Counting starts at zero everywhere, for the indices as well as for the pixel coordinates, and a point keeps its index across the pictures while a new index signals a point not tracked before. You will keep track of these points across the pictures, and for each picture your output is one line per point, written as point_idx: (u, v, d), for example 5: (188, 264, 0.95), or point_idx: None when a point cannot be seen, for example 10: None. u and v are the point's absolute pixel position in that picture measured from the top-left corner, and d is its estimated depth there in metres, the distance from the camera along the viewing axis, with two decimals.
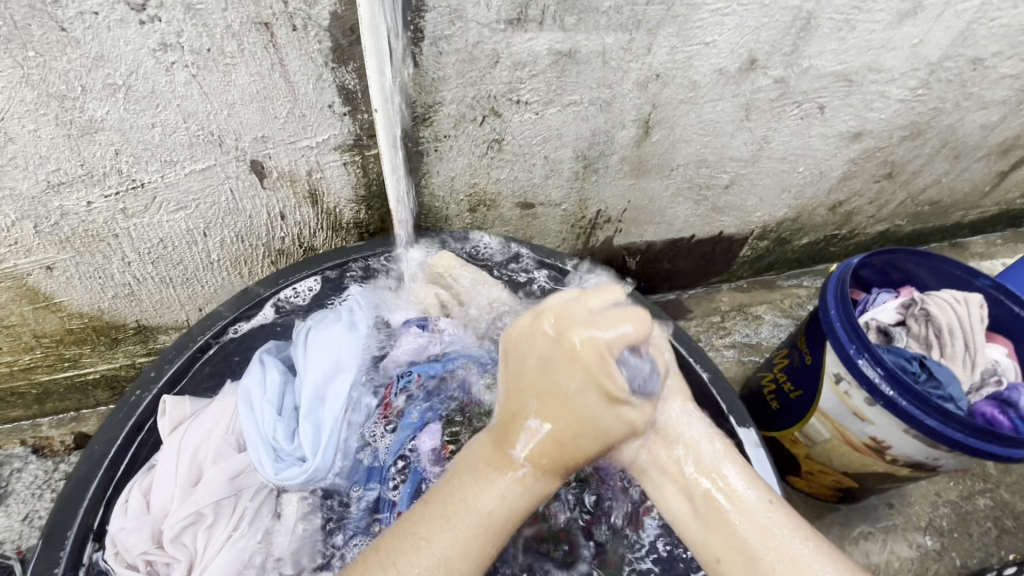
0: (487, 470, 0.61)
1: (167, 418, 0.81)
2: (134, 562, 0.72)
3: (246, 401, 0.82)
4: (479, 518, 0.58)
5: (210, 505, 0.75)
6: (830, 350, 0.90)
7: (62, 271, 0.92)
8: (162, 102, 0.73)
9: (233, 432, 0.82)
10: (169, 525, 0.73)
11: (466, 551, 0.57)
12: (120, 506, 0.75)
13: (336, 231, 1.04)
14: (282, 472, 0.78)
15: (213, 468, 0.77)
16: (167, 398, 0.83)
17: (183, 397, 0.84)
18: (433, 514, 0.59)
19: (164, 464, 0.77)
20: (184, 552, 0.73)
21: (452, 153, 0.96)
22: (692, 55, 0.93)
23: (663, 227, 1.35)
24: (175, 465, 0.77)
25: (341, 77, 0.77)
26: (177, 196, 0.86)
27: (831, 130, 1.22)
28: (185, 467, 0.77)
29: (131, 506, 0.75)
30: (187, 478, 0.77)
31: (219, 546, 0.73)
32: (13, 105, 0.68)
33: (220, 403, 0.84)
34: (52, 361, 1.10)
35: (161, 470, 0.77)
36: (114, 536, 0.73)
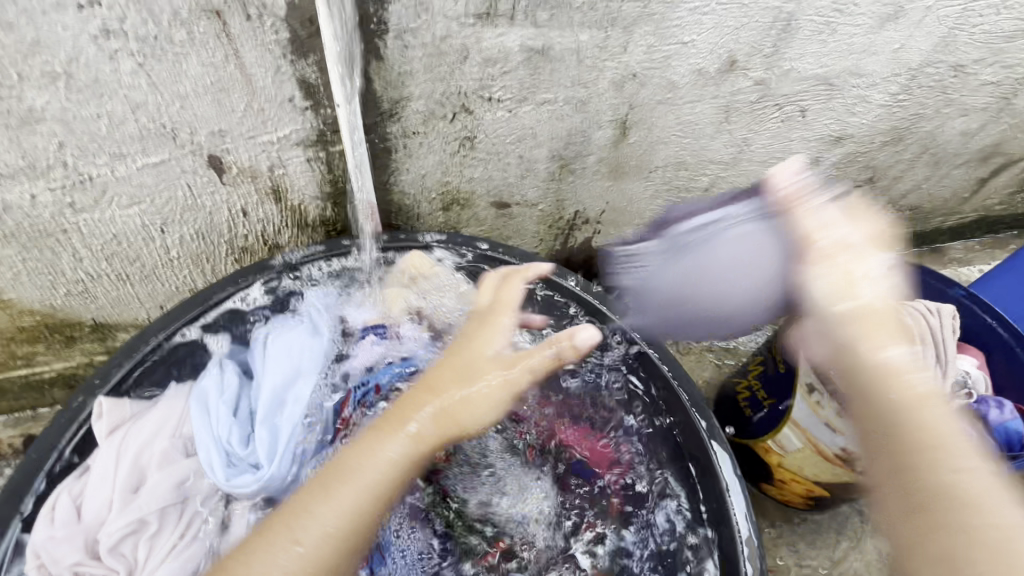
0: (378, 447, 0.68)
1: (104, 421, 0.78)
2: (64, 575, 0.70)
3: (200, 404, 0.83)
4: (368, 485, 0.65)
5: (154, 513, 0.74)
6: (805, 360, 0.89)
7: (8, 266, 0.88)
8: (107, 92, 0.69)
9: (181, 435, 0.81)
10: (107, 534, 0.72)
11: (354, 515, 0.63)
12: (47, 514, 0.72)
13: (302, 229, 1.00)
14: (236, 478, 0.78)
15: (158, 473, 0.77)
16: (103, 401, 0.78)
17: (122, 398, 0.80)
18: (324, 486, 0.65)
19: (104, 468, 0.75)
20: (122, 563, 0.71)
21: (422, 150, 0.93)
22: (671, 54, 0.91)
23: (642, 229, 1.34)
24: (114, 470, 0.76)
25: (301, 70, 0.74)
26: (129, 191, 0.82)
27: (811, 134, 1.21)
28: (127, 471, 0.76)
29: (60, 515, 0.72)
30: (130, 483, 0.76)
31: (162, 555, 0.72)
32: None
33: (166, 405, 0.83)
34: (4, 359, 1.06)
35: (98, 476, 0.75)
36: (41, 547, 0.70)
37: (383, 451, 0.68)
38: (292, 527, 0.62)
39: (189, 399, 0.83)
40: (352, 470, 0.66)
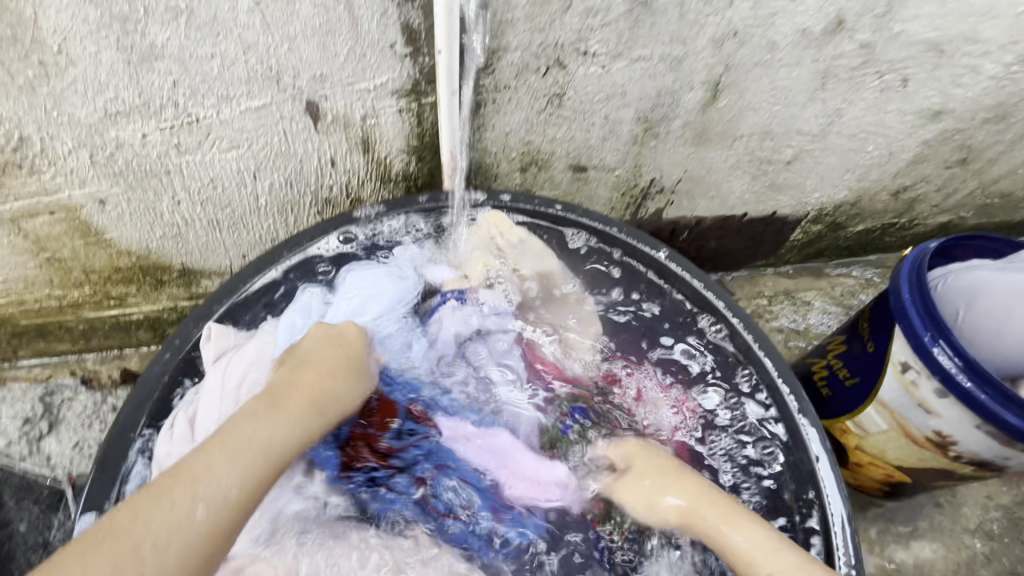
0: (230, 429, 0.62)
1: (210, 350, 0.83)
2: None
3: (289, 327, 0.86)
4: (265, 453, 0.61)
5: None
6: (899, 337, 0.85)
7: (114, 205, 0.92)
8: (223, 30, 0.71)
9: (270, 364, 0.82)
10: None
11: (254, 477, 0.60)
12: (166, 433, 0.78)
13: (384, 183, 1.01)
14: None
15: (258, 392, 0.80)
16: (212, 324, 0.85)
17: (227, 327, 0.86)
18: (225, 452, 0.59)
19: (208, 392, 0.80)
20: None
21: (511, 106, 0.92)
22: (776, 11, 0.87)
23: (716, 202, 1.30)
24: (220, 389, 0.80)
25: (406, 15, 0.73)
26: (230, 134, 0.84)
27: (910, 106, 1.14)
28: (229, 393, 0.79)
29: (177, 432, 0.77)
30: (227, 406, 0.78)
31: None
32: (75, 26, 0.66)
33: (262, 338, 0.86)
34: (99, 298, 1.11)
35: (207, 393, 0.80)
36: (161, 460, 0.75)
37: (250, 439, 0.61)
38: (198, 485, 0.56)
39: (279, 326, 0.86)
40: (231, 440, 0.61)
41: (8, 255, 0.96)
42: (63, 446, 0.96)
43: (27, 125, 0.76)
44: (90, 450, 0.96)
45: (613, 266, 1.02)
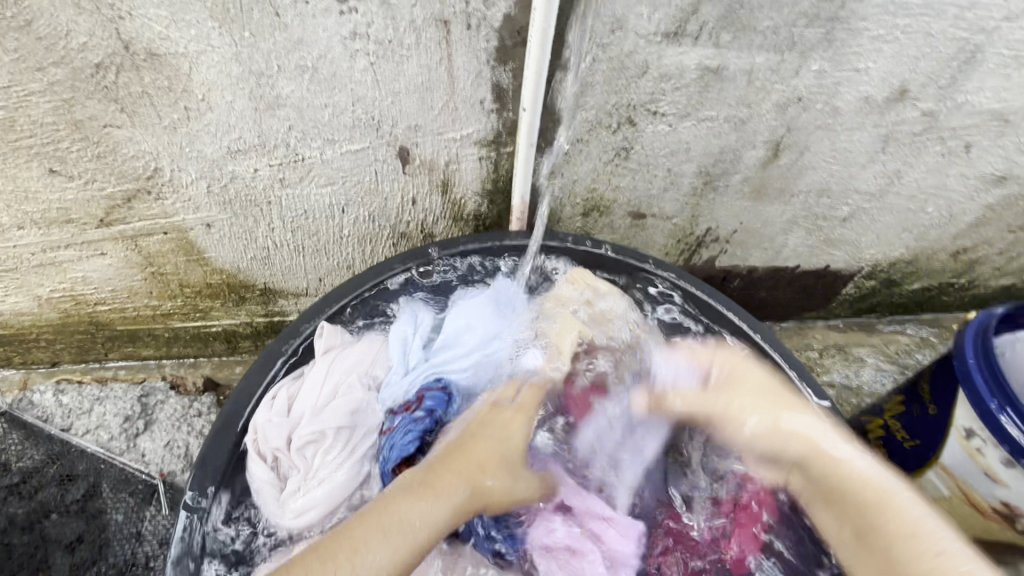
0: (448, 476, 0.67)
1: (321, 341, 0.90)
2: (266, 455, 0.83)
3: (403, 337, 0.98)
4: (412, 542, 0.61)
5: (333, 428, 0.87)
6: (963, 402, 0.84)
7: (218, 229, 1.02)
8: (339, 85, 0.81)
9: (366, 372, 0.94)
10: (300, 435, 0.85)
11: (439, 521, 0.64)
12: (267, 402, 0.85)
13: (456, 221, 1.09)
14: (389, 393, 0.92)
15: (346, 399, 0.90)
16: (324, 324, 0.91)
17: (334, 328, 0.93)
18: (466, 459, 0.70)
19: (315, 380, 0.89)
20: (304, 463, 0.85)
21: (580, 157, 0.99)
22: (842, 81, 0.91)
23: (769, 253, 1.32)
24: (324, 383, 0.89)
25: (498, 76, 0.82)
26: (328, 172, 0.94)
27: (972, 171, 1.15)
28: (329, 390, 0.90)
29: (278, 404, 0.85)
30: (324, 397, 0.89)
31: (333, 468, 0.84)
32: (220, 79, 0.77)
33: (367, 343, 0.96)
34: (188, 309, 1.22)
35: (312, 383, 0.89)
36: (259, 428, 0.82)
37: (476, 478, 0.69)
38: (353, 545, 0.59)
39: (390, 336, 0.98)
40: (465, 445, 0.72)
41: (121, 268, 1.07)
42: (156, 444, 0.99)
43: (163, 158, 0.87)
44: (182, 450, 0.99)
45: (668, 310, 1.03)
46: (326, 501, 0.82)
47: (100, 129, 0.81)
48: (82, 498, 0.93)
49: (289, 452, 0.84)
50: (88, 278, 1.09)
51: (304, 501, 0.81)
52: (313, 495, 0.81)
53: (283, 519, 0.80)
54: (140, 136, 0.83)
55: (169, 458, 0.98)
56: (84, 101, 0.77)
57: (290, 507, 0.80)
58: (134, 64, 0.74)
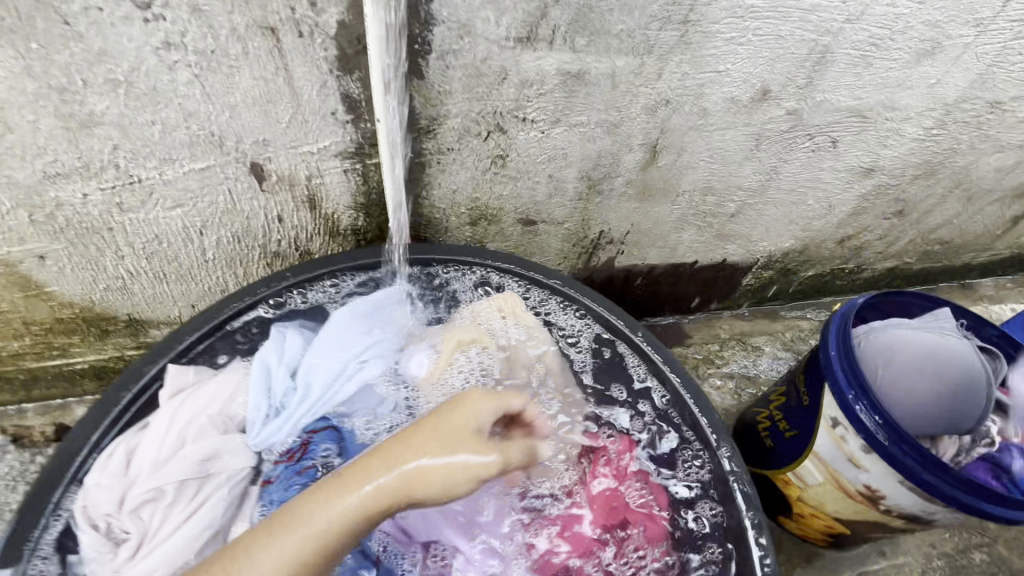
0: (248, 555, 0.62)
1: (168, 384, 0.83)
2: (97, 522, 0.74)
3: (264, 368, 0.89)
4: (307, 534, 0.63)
5: (173, 484, 0.77)
6: (828, 393, 0.87)
7: (55, 261, 0.91)
8: (163, 100, 0.73)
9: (220, 412, 0.85)
10: (133, 495, 0.75)
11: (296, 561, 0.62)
12: (103, 461, 0.77)
13: (333, 237, 1.02)
14: (263, 436, 0.85)
15: (190, 446, 0.80)
16: (171, 367, 0.84)
17: (186, 366, 0.85)
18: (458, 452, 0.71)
19: (156, 428, 0.80)
20: (139, 526, 0.75)
21: (455, 167, 0.95)
22: (705, 82, 0.92)
23: (666, 251, 1.34)
24: (165, 433, 0.79)
25: (346, 85, 0.76)
26: (174, 193, 0.85)
27: (842, 164, 1.20)
28: (171, 440, 0.79)
29: (112, 463, 0.76)
30: (168, 448, 0.79)
31: (173, 527, 0.75)
32: (13, 96, 0.67)
33: (224, 378, 0.87)
34: (41, 348, 1.09)
35: (152, 433, 0.79)
36: (89, 491, 0.74)
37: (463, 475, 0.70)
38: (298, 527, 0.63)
39: (253, 364, 0.89)
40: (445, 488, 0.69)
41: None
42: None
43: None
44: (10, 515, 1.02)
45: (578, 318, 1.00)
46: (166, 563, 0.73)
47: None
48: None
49: (123, 515, 0.75)
50: None
51: (136, 570, 0.71)
52: (148, 561, 0.72)
53: None
54: None
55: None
56: None
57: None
58: None
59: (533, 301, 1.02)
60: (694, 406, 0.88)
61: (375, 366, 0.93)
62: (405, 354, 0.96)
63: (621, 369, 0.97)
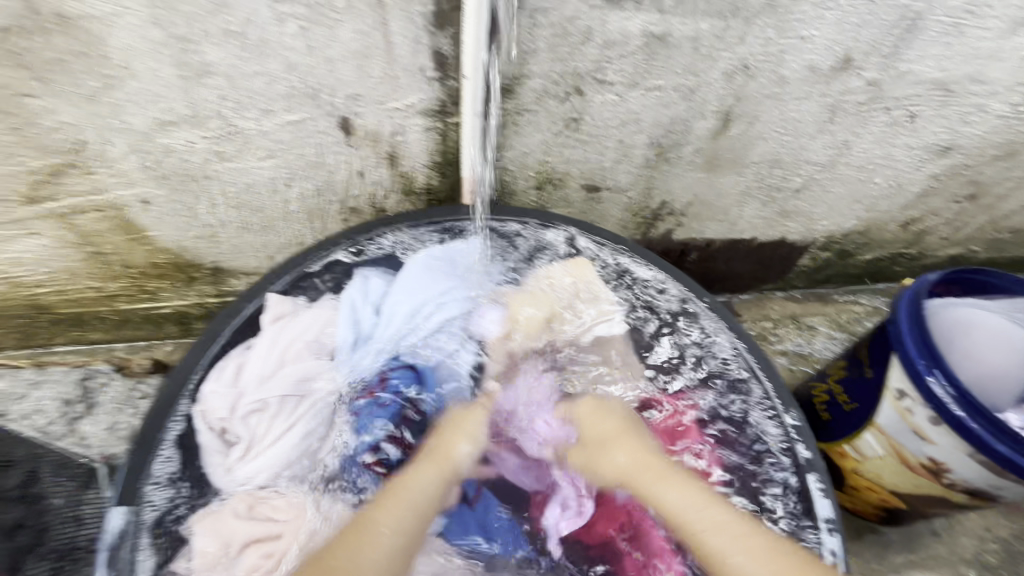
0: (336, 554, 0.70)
1: (269, 310, 0.91)
2: (213, 424, 0.85)
3: (350, 305, 0.98)
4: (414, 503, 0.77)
5: (275, 398, 0.90)
6: (896, 364, 0.87)
7: (156, 206, 0.98)
8: (270, 52, 0.77)
9: (313, 340, 0.95)
10: (242, 403, 0.88)
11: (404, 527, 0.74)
12: (216, 373, 0.87)
13: (406, 195, 1.07)
14: (347, 365, 0.96)
15: (291, 367, 0.93)
16: (272, 295, 0.92)
17: (285, 296, 0.94)
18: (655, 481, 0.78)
19: (261, 348, 0.90)
20: (246, 430, 0.88)
21: (530, 128, 0.97)
22: (787, 48, 0.91)
23: (725, 225, 1.34)
24: (268, 354, 0.91)
25: (437, 42, 0.79)
26: (268, 145, 0.91)
27: (918, 141, 1.17)
28: (273, 361, 0.91)
29: (224, 375, 0.87)
30: (270, 367, 0.91)
31: (274, 436, 0.88)
32: (140, 44, 0.73)
33: (317, 310, 0.96)
34: (134, 291, 1.18)
35: (258, 352, 0.90)
36: (206, 398, 0.85)
37: (664, 488, 0.77)
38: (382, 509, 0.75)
39: (339, 303, 0.98)
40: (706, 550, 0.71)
41: (56, 248, 1.03)
42: (98, 427, 1.08)
43: (87, 130, 0.83)
44: (122, 432, 1.08)
45: (636, 281, 1.04)
46: (269, 465, 0.86)
47: (14, 99, 0.77)
48: None
49: (234, 420, 0.87)
50: (22, 259, 1.04)
51: (246, 468, 0.85)
52: (254, 461, 0.86)
53: (229, 482, 0.84)
54: (60, 106, 0.79)
55: (112, 441, 1.07)
56: None
57: (236, 470, 0.84)
58: (42, 27, 0.69)
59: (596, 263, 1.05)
60: (757, 367, 0.93)
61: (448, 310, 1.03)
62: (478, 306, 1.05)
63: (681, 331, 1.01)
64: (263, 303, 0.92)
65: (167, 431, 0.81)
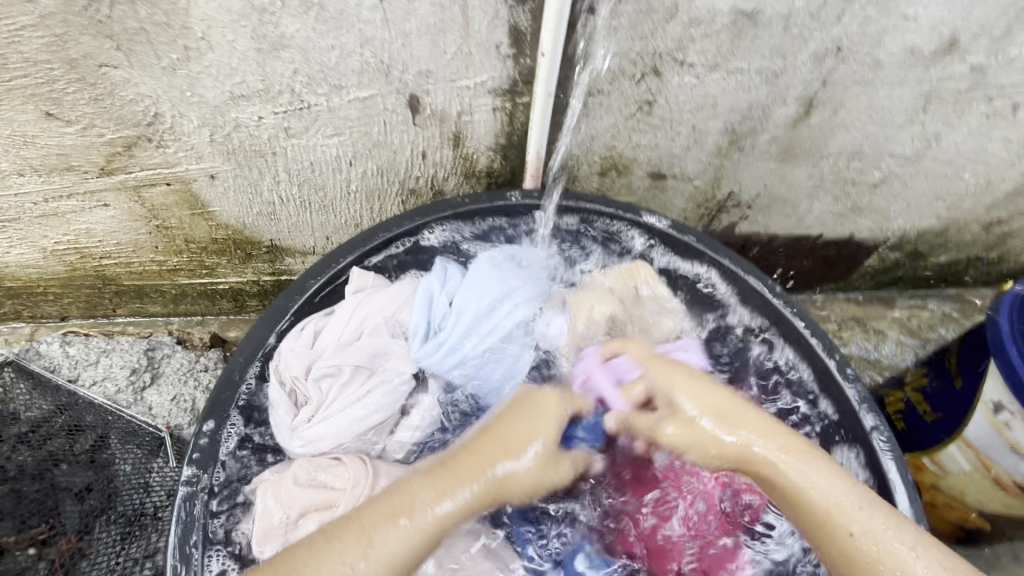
0: (373, 533, 0.58)
1: (350, 284, 0.93)
2: (286, 381, 0.85)
3: (426, 293, 0.95)
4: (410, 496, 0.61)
5: (349, 365, 0.89)
6: (993, 374, 0.81)
7: (222, 182, 0.99)
8: (346, 25, 0.75)
9: (392, 316, 0.94)
10: (315, 367, 0.87)
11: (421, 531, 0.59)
12: (295, 334, 0.88)
13: (467, 178, 1.04)
14: (422, 352, 0.91)
15: (366, 339, 0.91)
16: (354, 270, 0.93)
17: (366, 271, 0.95)
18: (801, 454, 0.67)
19: (341, 315, 0.90)
20: (316, 395, 0.86)
21: (600, 111, 0.94)
22: (886, 29, 0.84)
23: (793, 220, 1.27)
24: (346, 322, 0.90)
25: (516, 17, 0.76)
26: (335, 121, 0.89)
27: (1017, 135, 1.08)
28: (350, 329, 0.91)
29: (303, 336, 0.88)
30: (348, 336, 0.91)
31: (342, 405, 0.86)
32: (219, 15, 0.72)
33: (397, 287, 0.96)
34: (194, 266, 1.20)
35: (337, 319, 0.90)
36: (284, 353, 0.86)
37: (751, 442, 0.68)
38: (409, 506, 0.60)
39: (419, 287, 0.96)
40: (834, 531, 0.61)
41: (125, 220, 1.05)
42: (163, 398, 1.08)
43: (163, 103, 0.83)
44: (187, 404, 1.09)
45: (711, 282, 1.01)
46: (335, 433, 0.85)
47: (95, 69, 0.77)
48: (91, 449, 0.94)
49: (307, 381, 0.86)
50: (92, 230, 1.07)
51: (312, 432, 0.84)
52: (321, 426, 0.84)
53: (292, 445, 0.84)
54: (138, 77, 0.79)
55: (177, 411, 1.08)
56: (78, 38, 0.73)
57: (301, 435, 0.84)
58: None
59: (671, 262, 1.03)
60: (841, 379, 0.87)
61: (519, 309, 0.95)
62: (547, 310, 0.98)
63: (755, 340, 0.98)
64: (331, 280, 0.92)
65: (238, 394, 0.82)
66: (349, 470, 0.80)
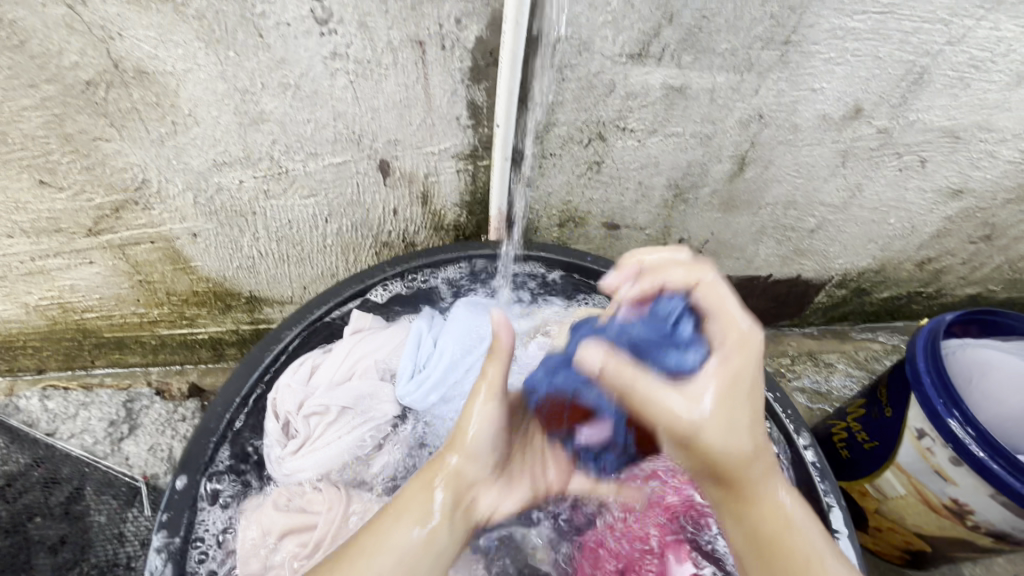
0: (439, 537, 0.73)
1: (350, 324, 1.02)
2: (279, 415, 0.92)
3: (416, 334, 1.02)
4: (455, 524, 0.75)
5: (338, 405, 0.94)
6: (915, 404, 0.89)
7: (204, 239, 1.05)
8: (320, 102, 0.85)
9: (383, 360, 1.00)
10: (308, 403, 0.93)
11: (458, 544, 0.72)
12: (293, 369, 0.95)
13: (436, 231, 1.12)
14: (406, 390, 0.97)
15: (358, 379, 0.97)
16: (355, 311, 1.02)
17: (366, 313, 1.03)
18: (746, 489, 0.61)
19: (336, 355, 0.98)
20: (305, 429, 0.92)
21: (554, 171, 1.03)
22: (799, 99, 0.97)
23: (742, 262, 1.37)
24: (341, 362, 0.97)
25: (473, 94, 0.86)
26: (312, 184, 0.97)
27: (929, 184, 1.20)
28: (342, 368, 0.97)
29: (301, 371, 0.95)
30: (341, 375, 0.97)
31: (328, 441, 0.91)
32: (206, 95, 0.81)
33: (391, 330, 1.03)
34: (174, 317, 1.24)
35: (332, 359, 0.97)
36: (279, 389, 0.93)
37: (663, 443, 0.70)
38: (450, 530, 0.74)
39: (410, 330, 1.03)
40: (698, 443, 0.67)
41: (108, 276, 1.10)
42: (140, 448, 1.10)
43: (150, 170, 0.90)
44: (163, 453, 1.11)
45: None
46: (317, 466, 0.89)
47: (89, 142, 0.85)
48: (65, 501, 1.01)
49: (298, 416, 0.92)
50: (75, 286, 1.11)
51: (296, 464, 0.89)
52: (305, 459, 0.89)
53: (281, 474, 0.89)
54: (129, 148, 0.87)
55: (154, 460, 1.10)
56: (74, 116, 0.81)
57: (287, 464, 0.89)
58: (122, 81, 0.78)
59: None
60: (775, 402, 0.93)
61: None
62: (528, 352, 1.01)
63: None
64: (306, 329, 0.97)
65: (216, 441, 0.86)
66: (325, 496, 0.86)
